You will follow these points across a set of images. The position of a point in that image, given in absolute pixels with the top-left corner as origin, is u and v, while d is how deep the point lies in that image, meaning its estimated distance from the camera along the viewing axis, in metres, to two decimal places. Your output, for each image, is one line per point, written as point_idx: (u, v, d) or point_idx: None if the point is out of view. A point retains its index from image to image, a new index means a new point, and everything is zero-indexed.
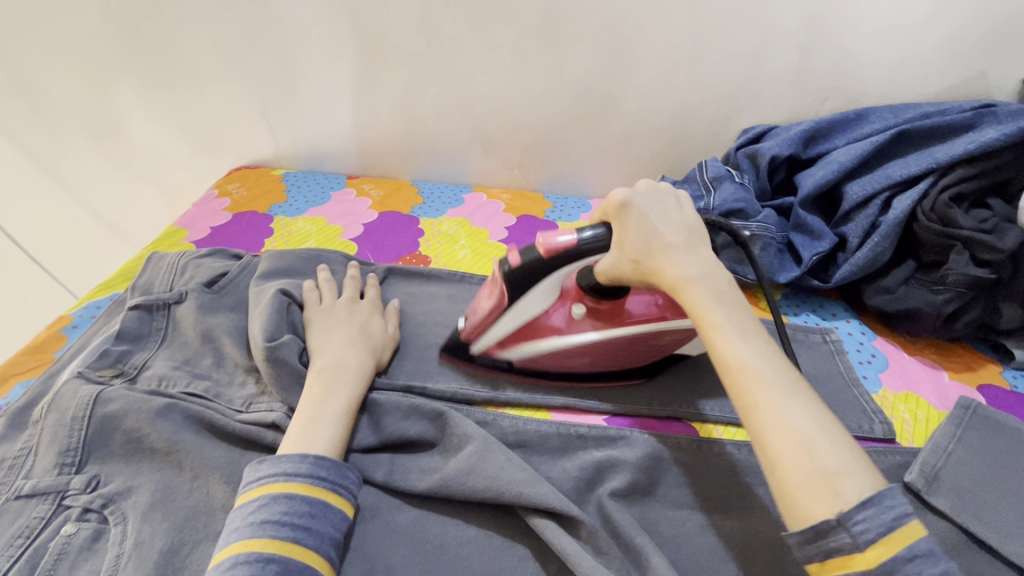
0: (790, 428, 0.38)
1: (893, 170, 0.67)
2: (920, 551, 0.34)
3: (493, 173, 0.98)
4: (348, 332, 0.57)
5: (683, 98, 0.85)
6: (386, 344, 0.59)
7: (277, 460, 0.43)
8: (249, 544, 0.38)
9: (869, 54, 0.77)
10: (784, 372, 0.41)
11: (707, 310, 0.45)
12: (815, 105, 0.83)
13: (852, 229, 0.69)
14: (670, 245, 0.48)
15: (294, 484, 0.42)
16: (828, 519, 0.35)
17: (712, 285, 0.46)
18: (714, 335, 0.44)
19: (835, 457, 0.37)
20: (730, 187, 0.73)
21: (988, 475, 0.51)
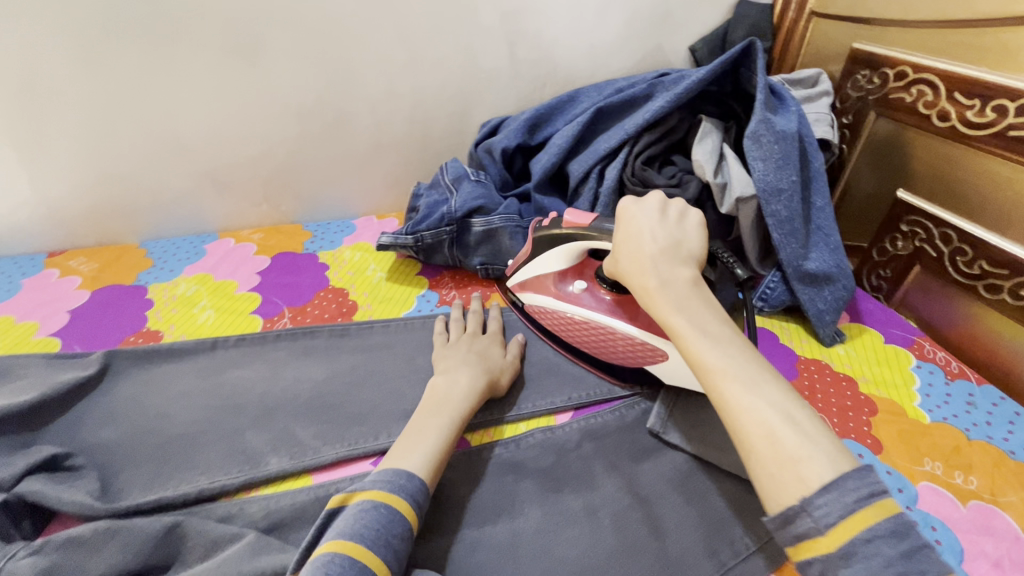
0: (760, 428, 0.37)
1: (600, 145, 0.74)
2: (881, 530, 0.32)
3: (240, 214, 0.87)
4: (464, 358, 0.58)
5: (417, 101, 0.84)
6: (505, 368, 0.59)
7: (412, 475, 0.43)
8: (336, 544, 0.37)
9: (566, 40, 0.84)
10: (755, 367, 0.41)
11: (672, 315, 0.45)
12: (538, 91, 0.88)
13: (581, 204, 0.75)
14: (645, 258, 0.48)
15: (394, 498, 0.41)
16: (794, 503, 0.35)
17: (676, 290, 0.46)
18: (680, 337, 0.44)
19: (797, 444, 0.36)
20: (469, 186, 0.74)
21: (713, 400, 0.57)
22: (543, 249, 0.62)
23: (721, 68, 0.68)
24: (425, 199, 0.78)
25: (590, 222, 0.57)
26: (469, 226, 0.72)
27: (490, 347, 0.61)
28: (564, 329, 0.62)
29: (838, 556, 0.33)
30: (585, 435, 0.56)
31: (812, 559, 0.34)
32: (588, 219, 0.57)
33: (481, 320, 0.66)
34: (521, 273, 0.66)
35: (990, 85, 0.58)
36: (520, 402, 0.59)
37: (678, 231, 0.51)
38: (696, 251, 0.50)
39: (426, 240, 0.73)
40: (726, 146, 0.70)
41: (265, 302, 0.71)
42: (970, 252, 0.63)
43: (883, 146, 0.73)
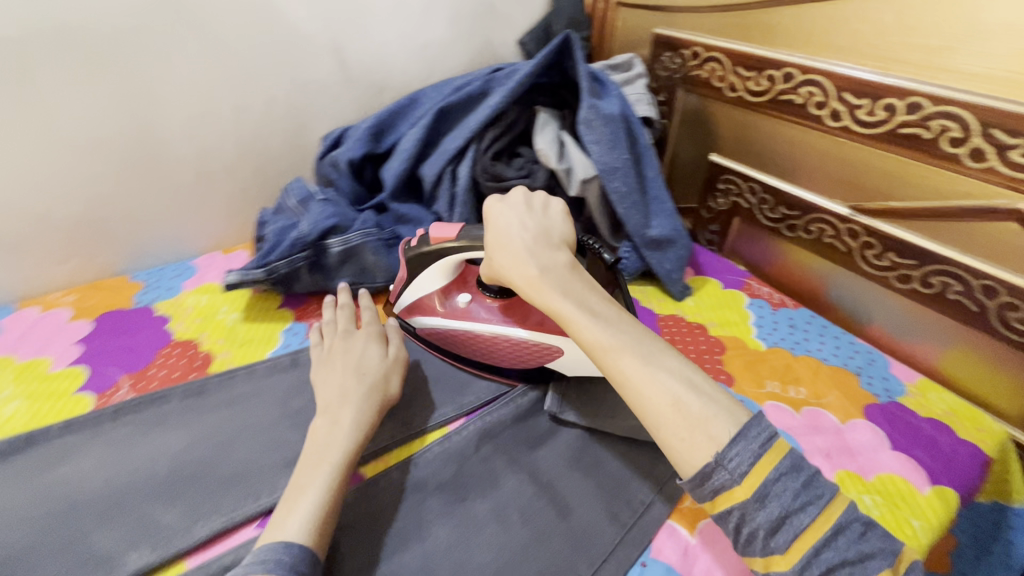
0: (665, 400, 0.42)
1: (447, 146, 0.74)
2: (783, 469, 0.39)
3: (41, 276, 0.72)
4: (342, 379, 0.54)
5: (243, 121, 0.77)
6: (388, 372, 0.56)
7: (286, 546, 0.41)
8: None
9: (395, 42, 0.83)
10: (646, 343, 0.46)
11: (565, 306, 0.48)
12: (376, 97, 0.86)
13: (440, 206, 0.75)
14: (523, 255, 0.51)
15: (274, 575, 0.38)
16: (708, 461, 0.40)
17: (557, 279, 0.49)
18: (573, 327, 0.47)
19: (700, 404, 0.42)
20: (317, 206, 0.69)
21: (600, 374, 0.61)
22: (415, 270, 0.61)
23: (545, 60, 0.72)
24: (270, 226, 0.71)
25: (454, 235, 0.57)
26: (326, 248, 0.68)
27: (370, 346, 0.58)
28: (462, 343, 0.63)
29: (754, 500, 0.39)
30: (482, 437, 0.56)
31: (730, 509, 0.40)
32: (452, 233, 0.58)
33: (352, 314, 0.63)
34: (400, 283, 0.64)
35: (759, 59, 0.69)
36: (411, 420, 0.57)
37: (548, 223, 0.54)
38: (565, 237, 0.54)
39: (280, 271, 0.67)
40: (564, 133, 0.75)
41: (93, 375, 0.61)
42: (770, 200, 0.75)
43: (693, 118, 0.83)
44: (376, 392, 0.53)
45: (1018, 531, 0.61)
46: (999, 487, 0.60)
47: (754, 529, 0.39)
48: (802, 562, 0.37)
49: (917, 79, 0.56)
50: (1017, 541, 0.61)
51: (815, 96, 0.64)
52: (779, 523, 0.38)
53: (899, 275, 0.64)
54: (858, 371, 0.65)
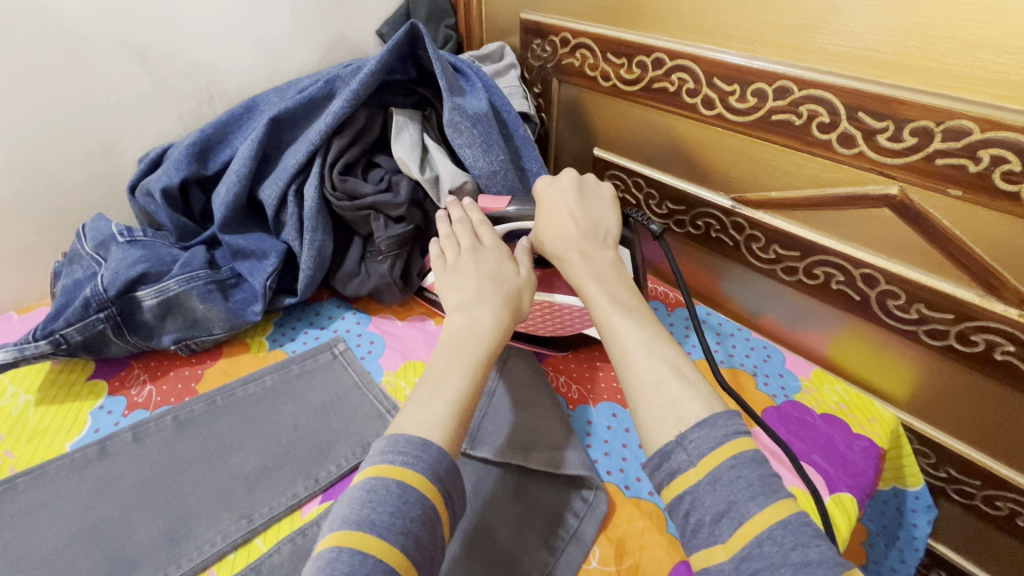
0: (647, 379, 0.42)
1: (287, 162, 0.63)
2: (743, 459, 0.35)
3: None
4: (478, 287, 0.49)
5: (20, 145, 0.62)
6: (524, 289, 0.51)
7: (417, 447, 0.38)
8: (341, 537, 0.33)
9: (220, 40, 0.69)
10: (654, 333, 0.45)
11: (590, 286, 0.50)
12: (206, 106, 0.72)
13: (288, 233, 0.63)
14: (560, 237, 0.53)
15: (408, 476, 0.36)
16: (670, 440, 0.38)
17: (592, 264, 0.51)
18: (593, 307, 0.49)
19: (679, 390, 0.40)
20: (121, 250, 0.56)
21: (518, 401, 0.55)
22: None
23: (393, 54, 0.62)
24: (64, 280, 0.57)
25: (507, 206, 0.60)
26: (137, 301, 0.55)
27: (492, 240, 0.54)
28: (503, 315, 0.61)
29: (705, 483, 0.35)
30: None
31: (682, 495, 0.36)
32: (504, 202, 0.60)
33: (473, 231, 0.55)
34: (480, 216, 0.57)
35: (628, 44, 0.63)
36: (252, 510, 0.47)
37: (594, 210, 0.55)
38: (610, 228, 0.55)
39: (75, 339, 0.53)
40: (427, 137, 0.66)
41: None
42: (657, 195, 0.70)
43: (572, 109, 0.76)
44: (503, 304, 0.48)
45: (918, 514, 0.61)
46: (893, 473, 0.61)
47: (701, 515, 0.35)
48: (742, 553, 0.32)
49: (784, 62, 0.52)
50: (919, 524, 0.61)
51: (687, 83, 0.60)
52: (725, 510, 0.34)
53: (784, 267, 0.61)
54: (754, 372, 0.62)
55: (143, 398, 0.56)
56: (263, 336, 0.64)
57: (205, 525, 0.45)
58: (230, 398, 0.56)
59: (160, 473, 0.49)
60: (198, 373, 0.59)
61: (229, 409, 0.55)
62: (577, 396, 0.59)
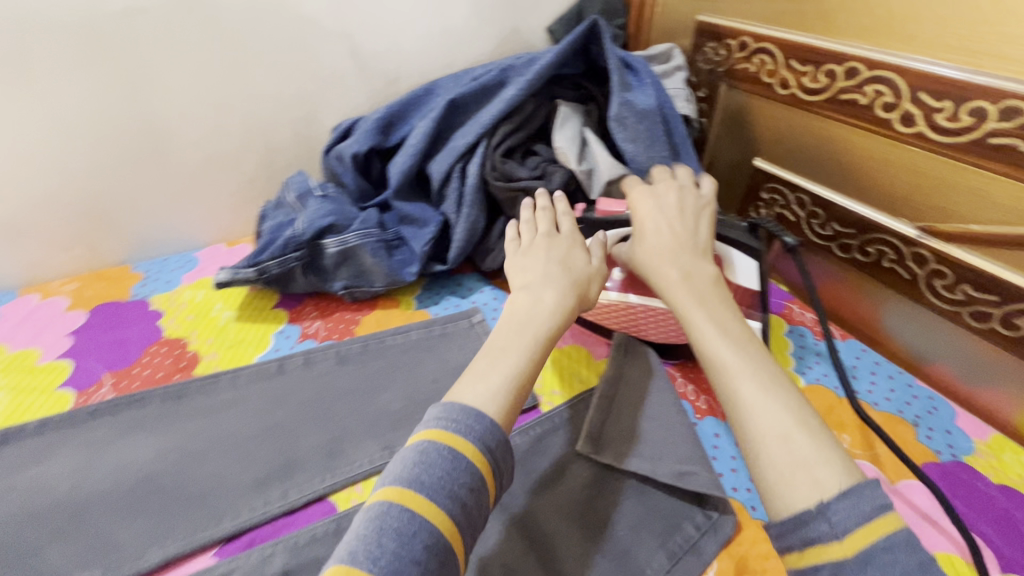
0: (770, 419, 0.38)
1: (458, 141, 0.68)
2: (897, 539, 0.31)
3: (48, 263, 0.72)
4: (546, 270, 0.50)
5: (249, 109, 0.74)
6: (592, 276, 0.51)
7: (466, 414, 0.39)
8: (390, 492, 0.35)
9: (413, 29, 0.77)
10: (763, 361, 0.42)
11: (692, 307, 0.46)
12: (391, 87, 0.80)
13: (447, 207, 0.69)
14: (656, 249, 0.51)
15: (460, 443, 0.37)
16: (809, 506, 0.34)
17: (697, 287, 0.47)
18: (697, 337, 0.44)
19: (814, 447, 0.36)
20: (316, 202, 0.65)
21: (638, 411, 0.54)
22: None
23: (569, 48, 0.65)
24: (268, 221, 0.67)
25: (628, 210, 0.60)
26: (322, 248, 0.64)
27: (574, 233, 0.55)
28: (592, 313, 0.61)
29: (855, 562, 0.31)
30: None
31: (816, 566, 0.32)
32: (624, 207, 0.61)
33: (554, 220, 0.56)
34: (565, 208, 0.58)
35: (819, 51, 0.60)
36: (392, 445, 0.52)
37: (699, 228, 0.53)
38: (707, 242, 0.53)
39: (273, 271, 0.63)
40: (587, 129, 0.67)
41: (79, 369, 0.59)
42: (821, 215, 0.65)
43: (736, 116, 0.74)
44: (566, 314, 0.47)
45: None
46: None
47: None
48: None
49: (1016, 80, 0.46)
50: None
51: (884, 97, 0.55)
52: None
53: (974, 312, 0.54)
54: (916, 422, 0.56)
55: (314, 330, 0.65)
56: (412, 296, 0.71)
57: (355, 448, 0.52)
58: (383, 343, 0.63)
59: (323, 398, 0.57)
60: (357, 319, 0.67)
61: (382, 353, 0.62)
62: (705, 407, 0.57)
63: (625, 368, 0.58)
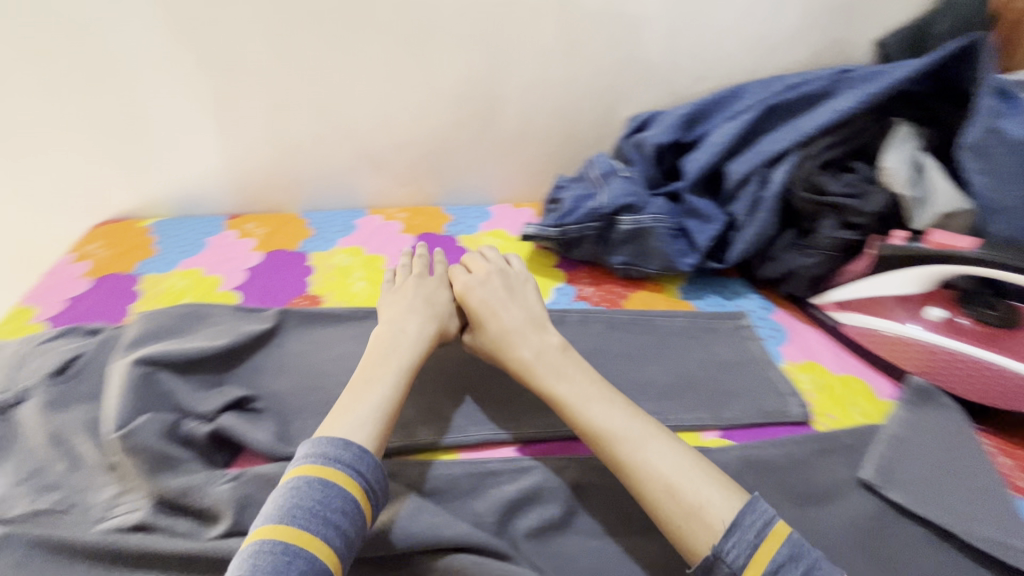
0: (644, 459, 0.45)
1: (767, 145, 0.68)
2: (779, 562, 0.38)
3: (387, 193, 0.92)
4: (411, 304, 0.59)
5: (568, 92, 0.83)
6: (450, 313, 0.61)
7: (326, 444, 0.42)
8: (274, 531, 0.37)
9: (736, 32, 0.79)
10: (624, 412, 0.48)
11: (554, 382, 0.51)
12: (695, 86, 0.83)
13: (738, 207, 0.70)
14: (512, 333, 0.56)
15: (330, 473, 0.40)
16: (708, 551, 0.40)
17: (551, 362, 0.53)
18: (569, 409, 0.50)
19: (693, 492, 0.42)
20: (619, 182, 0.71)
21: (938, 460, 0.50)
22: (891, 266, 0.59)
23: (923, 69, 0.62)
24: (568, 191, 0.76)
25: (971, 247, 0.55)
26: (616, 223, 0.70)
27: (447, 305, 0.61)
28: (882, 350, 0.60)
29: None
30: (745, 466, 0.51)
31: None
32: (968, 243, 0.56)
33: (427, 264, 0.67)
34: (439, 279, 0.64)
35: None
36: (664, 412, 0.57)
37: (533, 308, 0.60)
38: (541, 316, 0.59)
39: (571, 235, 0.72)
40: (926, 157, 0.63)
41: None
42: None
43: None
44: (401, 382, 0.50)
45: None
46: None
47: None
48: None
49: None
50: None
51: None
52: None
53: None
54: None
55: (587, 294, 0.73)
56: (676, 286, 0.74)
57: (628, 404, 0.58)
58: (651, 321, 0.68)
59: (597, 354, 0.64)
60: (624, 292, 0.73)
61: (652, 330, 0.67)
62: None
63: (917, 418, 0.54)
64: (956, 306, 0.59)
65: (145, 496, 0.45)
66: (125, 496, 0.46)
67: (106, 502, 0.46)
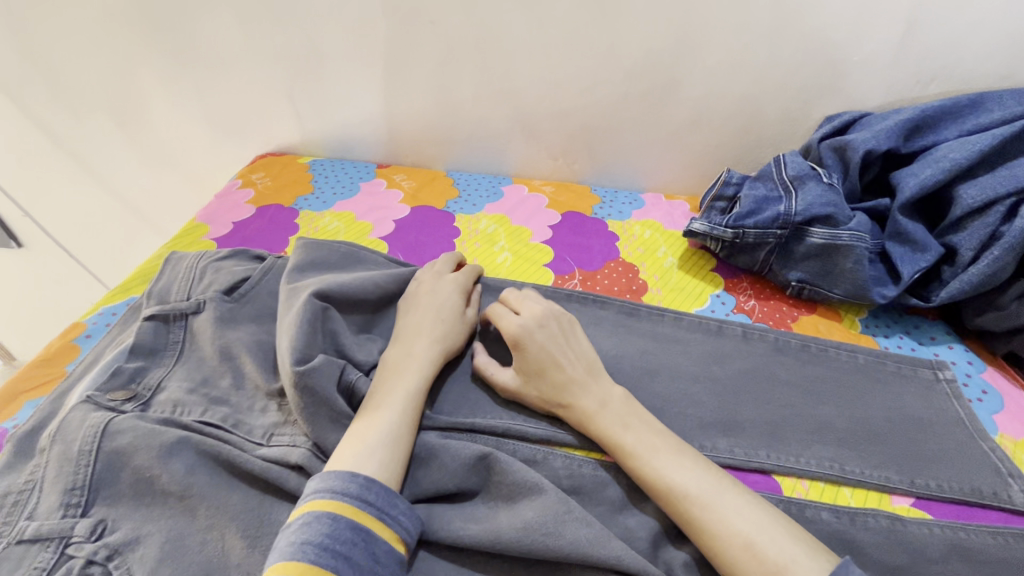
0: (722, 516, 0.39)
1: (1022, 171, 0.56)
2: None
3: (534, 163, 0.89)
4: (419, 320, 0.54)
5: (759, 80, 0.74)
6: (460, 330, 0.55)
7: (323, 476, 0.39)
8: (287, 567, 0.34)
9: (993, 28, 0.65)
10: (694, 464, 0.43)
11: (620, 432, 0.46)
12: (918, 88, 0.71)
13: (964, 239, 0.58)
14: (575, 385, 0.49)
15: (340, 505, 0.37)
16: None
17: (615, 411, 0.47)
18: (635, 461, 0.44)
19: (777, 549, 0.37)
20: (816, 188, 0.62)
21: None
22: None
23: None
24: (747, 189, 0.68)
25: None
26: (805, 234, 0.62)
27: (456, 334, 0.55)
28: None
29: None
30: (951, 549, 0.43)
31: None
32: None
33: (455, 259, 0.63)
34: (453, 299, 0.57)
35: None
36: (843, 462, 0.49)
37: (581, 353, 0.52)
38: (594, 365, 0.51)
39: (747, 239, 0.64)
40: None
41: (557, 258, 0.71)
42: None
43: None
44: (409, 411, 0.46)
45: None
46: None
47: None
48: None
49: None
50: None
51: None
52: None
53: None
54: None
55: (749, 307, 0.65)
56: (858, 317, 0.64)
57: (799, 441, 0.51)
58: (828, 350, 0.59)
59: (766, 374, 0.57)
60: (793, 313, 0.64)
61: (830, 363, 0.58)
62: None
63: None
64: None
65: (307, 437, 0.46)
66: (286, 427, 0.47)
67: (267, 429, 0.47)
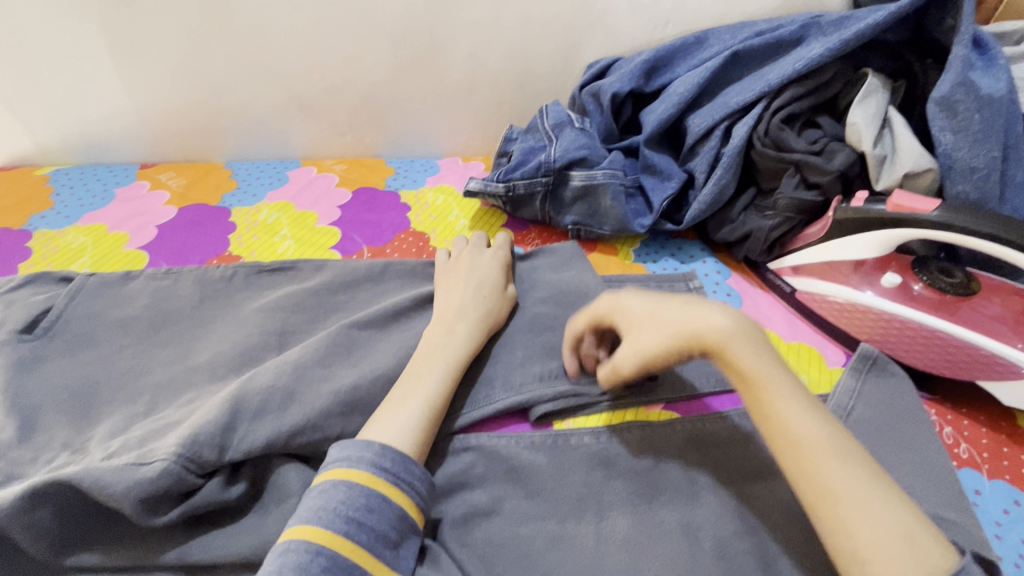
0: (869, 497, 0.32)
1: (730, 98, 0.63)
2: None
3: (322, 142, 0.83)
4: (448, 297, 0.54)
5: (520, 34, 0.75)
6: (505, 305, 0.55)
7: (345, 444, 0.39)
8: (303, 530, 0.35)
9: None
10: (838, 433, 0.36)
11: (758, 370, 0.38)
12: (658, 31, 0.76)
13: (697, 164, 0.65)
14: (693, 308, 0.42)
15: (358, 475, 0.37)
16: None
17: (758, 338, 0.39)
18: (774, 404, 0.37)
19: (935, 550, 0.30)
20: (572, 133, 0.66)
21: (885, 439, 0.47)
22: (848, 232, 0.57)
23: (902, 12, 0.56)
24: (518, 143, 0.70)
25: (933, 209, 0.51)
26: (568, 179, 0.65)
27: (497, 306, 0.54)
28: (844, 318, 0.57)
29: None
30: (690, 440, 0.48)
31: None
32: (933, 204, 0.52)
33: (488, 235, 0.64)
34: (498, 277, 0.56)
35: None
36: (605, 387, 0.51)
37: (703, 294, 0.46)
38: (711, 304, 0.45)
39: (518, 191, 0.67)
40: (893, 110, 0.59)
41: (344, 238, 0.68)
42: None
43: None
44: (455, 380, 0.47)
45: None
46: None
47: None
48: None
49: None
50: None
51: None
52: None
53: None
54: None
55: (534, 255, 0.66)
56: (631, 248, 0.69)
57: None
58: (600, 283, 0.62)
59: None
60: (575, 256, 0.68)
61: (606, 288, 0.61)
62: (967, 457, 0.49)
63: (865, 391, 0.51)
64: (910, 272, 0.57)
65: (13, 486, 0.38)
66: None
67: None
